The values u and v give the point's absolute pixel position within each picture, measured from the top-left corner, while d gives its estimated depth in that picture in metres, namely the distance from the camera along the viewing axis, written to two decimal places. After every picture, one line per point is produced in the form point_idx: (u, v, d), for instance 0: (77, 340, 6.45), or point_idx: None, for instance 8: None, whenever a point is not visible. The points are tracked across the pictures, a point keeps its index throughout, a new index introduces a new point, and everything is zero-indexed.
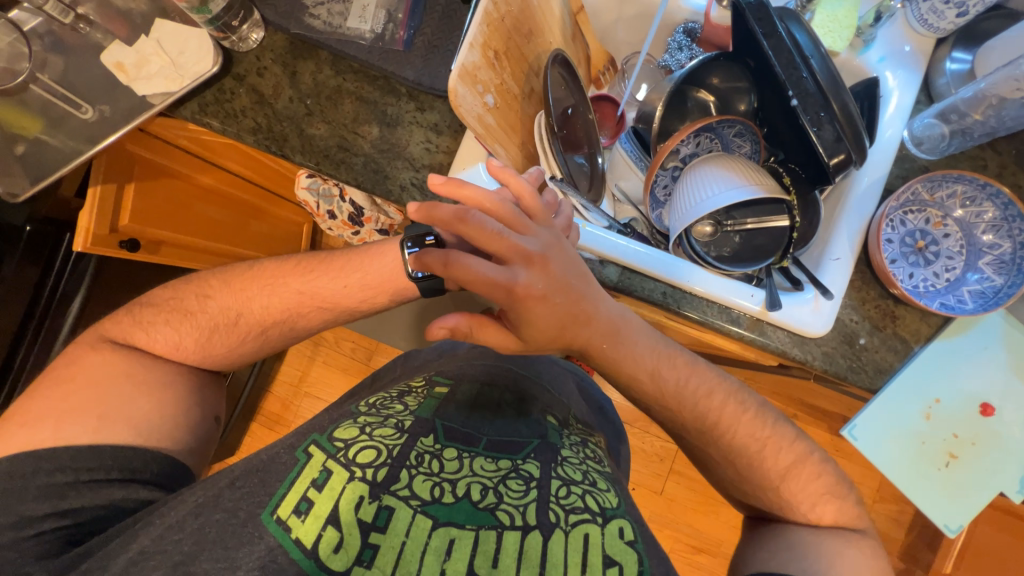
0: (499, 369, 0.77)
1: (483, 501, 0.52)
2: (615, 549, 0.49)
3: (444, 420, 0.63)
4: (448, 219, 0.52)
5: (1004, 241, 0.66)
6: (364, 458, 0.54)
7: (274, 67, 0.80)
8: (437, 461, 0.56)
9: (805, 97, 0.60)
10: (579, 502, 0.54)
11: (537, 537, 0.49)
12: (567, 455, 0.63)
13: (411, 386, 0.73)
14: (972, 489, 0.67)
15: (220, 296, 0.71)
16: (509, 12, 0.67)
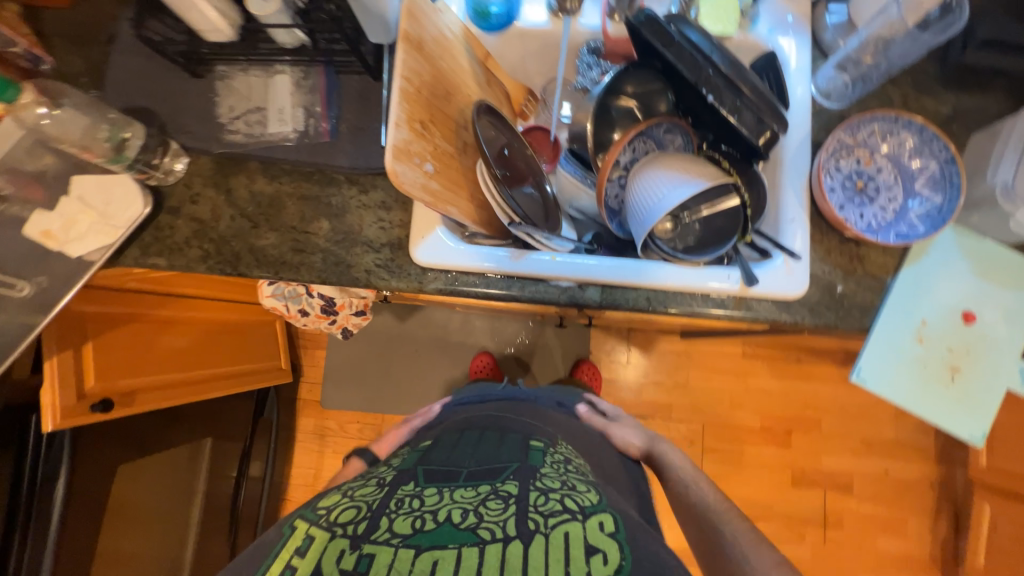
0: (477, 420, 0.84)
1: (464, 522, 0.56)
2: (597, 539, 0.53)
3: (426, 465, 0.69)
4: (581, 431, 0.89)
5: (931, 162, 0.71)
6: (344, 517, 0.59)
7: (207, 191, 0.79)
8: (417, 499, 0.60)
9: (718, 91, 0.63)
10: (557, 505, 0.58)
11: (519, 543, 0.52)
12: (548, 469, 0.66)
13: (401, 453, 0.78)
14: (982, 396, 0.69)
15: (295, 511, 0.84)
16: (423, 82, 0.68)
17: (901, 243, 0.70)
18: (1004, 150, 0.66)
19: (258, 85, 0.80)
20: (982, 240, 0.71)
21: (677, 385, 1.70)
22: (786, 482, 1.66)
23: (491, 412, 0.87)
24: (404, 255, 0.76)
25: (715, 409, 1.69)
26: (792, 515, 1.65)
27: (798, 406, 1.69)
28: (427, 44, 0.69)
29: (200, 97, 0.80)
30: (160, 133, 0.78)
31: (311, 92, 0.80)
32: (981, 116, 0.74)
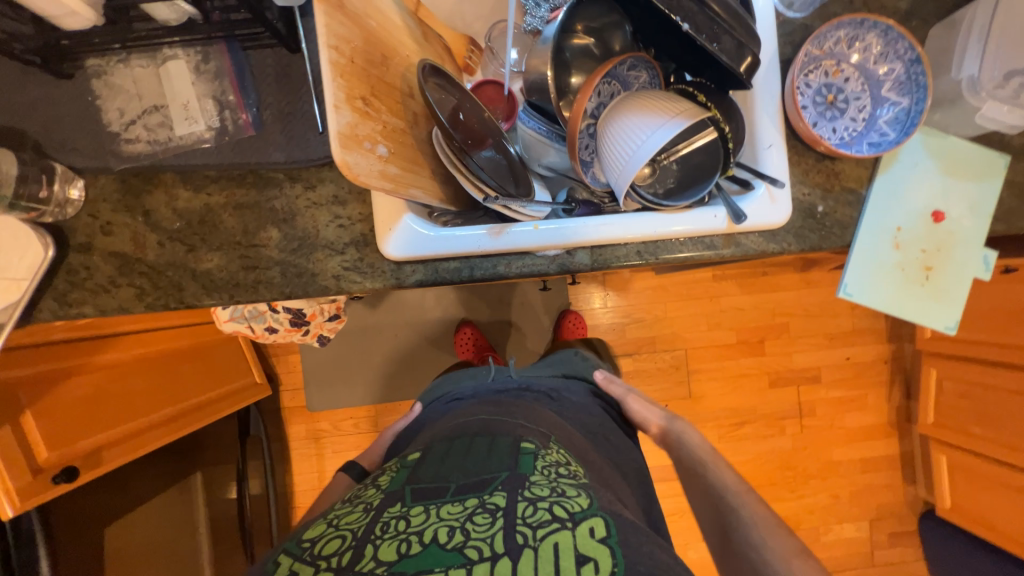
0: (469, 421, 0.78)
1: (451, 542, 0.55)
2: (587, 547, 0.52)
3: (413, 484, 0.65)
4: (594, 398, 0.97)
5: (896, 64, 0.69)
6: (329, 548, 0.58)
7: (120, 217, 0.67)
8: (402, 521, 0.58)
9: (693, 18, 0.56)
10: (546, 513, 0.56)
11: (507, 562, 0.52)
12: (539, 473, 0.63)
13: (391, 466, 0.74)
14: (954, 290, 0.73)
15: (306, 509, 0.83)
16: (355, 49, 0.57)
17: (875, 154, 0.69)
18: (967, 42, 0.65)
19: (147, 77, 0.66)
20: (945, 138, 0.72)
21: (657, 318, 1.75)
22: (764, 386, 1.80)
23: (483, 412, 0.81)
24: (373, 252, 0.69)
25: (694, 333, 1.77)
26: (772, 413, 1.80)
27: (768, 315, 1.79)
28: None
29: (75, 103, 0.65)
30: (36, 157, 0.63)
31: (217, 78, 0.66)
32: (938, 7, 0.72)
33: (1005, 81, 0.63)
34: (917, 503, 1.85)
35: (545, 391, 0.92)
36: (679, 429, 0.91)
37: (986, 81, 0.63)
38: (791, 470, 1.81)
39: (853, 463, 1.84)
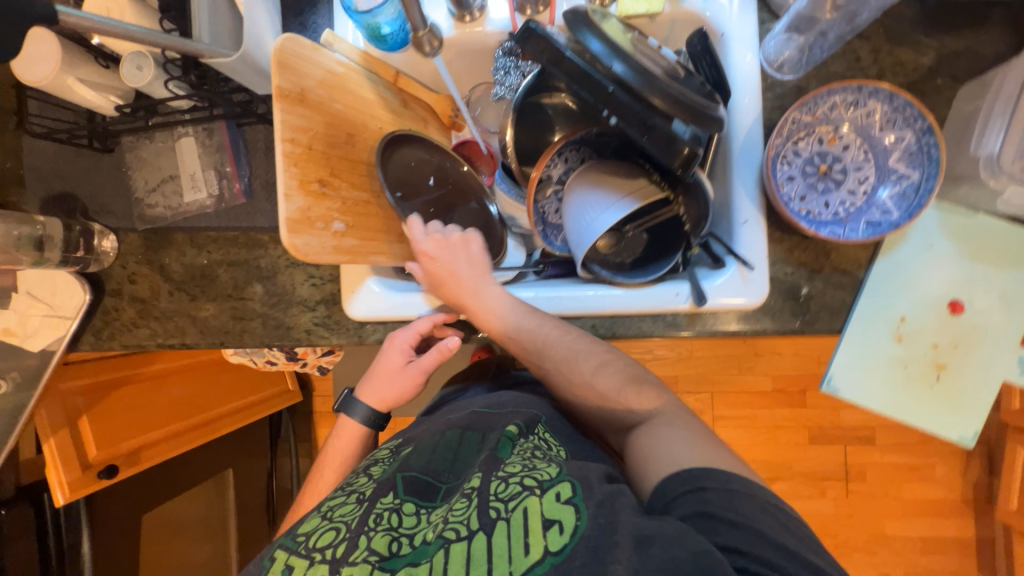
0: (460, 415, 0.66)
1: (434, 534, 0.46)
2: (554, 511, 0.44)
3: (406, 471, 0.55)
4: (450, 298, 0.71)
5: (906, 133, 0.60)
6: (324, 540, 0.48)
7: (142, 269, 0.79)
8: (395, 515, 0.49)
9: (619, 112, 0.56)
10: (516, 485, 0.47)
11: (482, 540, 0.43)
12: (520, 451, 0.53)
13: (381, 455, 0.64)
14: (969, 395, 0.63)
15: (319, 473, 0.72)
16: (313, 136, 0.62)
17: (870, 238, 0.60)
18: (993, 111, 0.55)
19: (165, 151, 0.77)
20: (972, 216, 0.61)
21: (682, 358, 1.65)
22: (804, 441, 1.62)
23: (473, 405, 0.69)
24: (340, 310, 0.74)
25: (723, 376, 1.63)
26: (813, 472, 1.62)
27: (812, 363, 1.60)
28: (310, 91, 0.62)
29: (114, 174, 0.78)
30: (82, 219, 0.77)
31: (218, 151, 0.75)
32: (969, 62, 0.62)
33: None
34: None
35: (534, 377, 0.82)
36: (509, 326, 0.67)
37: (1008, 162, 0.53)
38: (833, 538, 1.62)
39: (912, 539, 1.59)
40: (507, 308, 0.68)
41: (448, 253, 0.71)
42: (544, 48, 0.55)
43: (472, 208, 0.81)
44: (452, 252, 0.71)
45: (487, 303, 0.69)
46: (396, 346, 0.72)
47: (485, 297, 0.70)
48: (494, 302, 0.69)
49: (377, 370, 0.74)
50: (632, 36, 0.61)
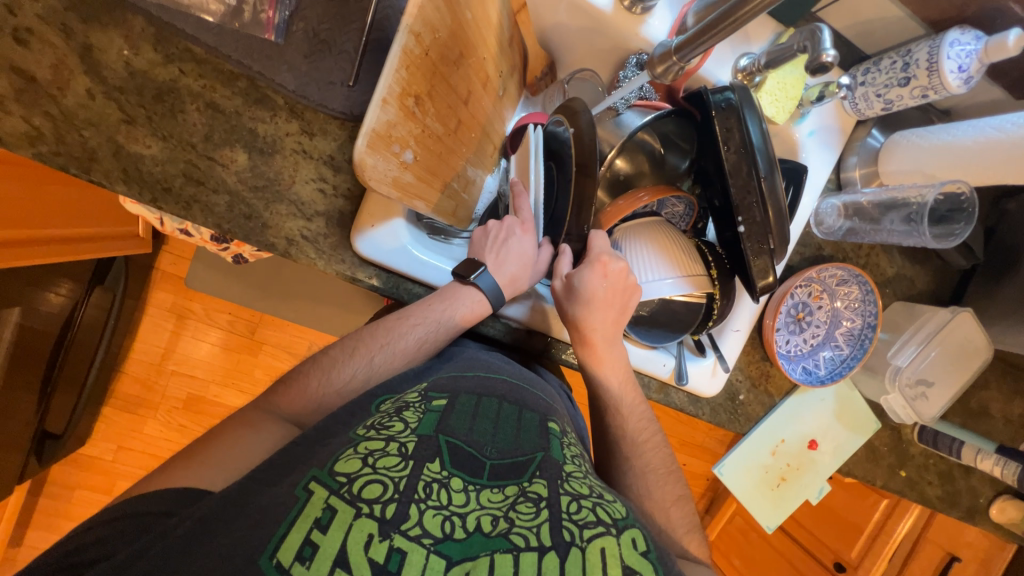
0: (495, 378, 0.53)
1: (496, 530, 0.36)
2: (633, 560, 0.36)
3: (450, 435, 0.43)
4: (590, 301, 0.58)
5: (856, 320, 0.79)
6: (370, 492, 0.36)
7: (48, 34, 0.50)
8: (445, 491, 0.38)
9: (750, 227, 0.57)
10: (590, 513, 0.39)
11: (554, 561, 0.34)
12: (574, 463, 0.46)
13: (407, 396, 0.48)
14: (789, 502, 0.87)
15: (384, 345, 0.55)
16: (433, 41, 0.48)
17: (801, 381, 0.78)
18: (913, 337, 0.76)
19: None
20: (851, 388, 0.84)
21: None
22: None
23: (512, 368, 0.57)
24: (341, 235, 0.61)
25: None
26: None
27: None
28: None
29: None
30: None
31: None
32: (908, 287, 0.82)
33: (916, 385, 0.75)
34: None
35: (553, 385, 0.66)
36: (608, 373, 0.61)
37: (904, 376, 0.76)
38: None
39: None
40: (625, 377, 0.61)
41: (618, 289, 0.59)
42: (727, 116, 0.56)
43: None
44: (619, 294, 0.59)
45: (613, 354, 0.61)
46: (526, 237, 0.60)
47: (613, 354, 0.61)
48: (619, 359, 0.61)
49: (492, 256, 0.58)
50: None
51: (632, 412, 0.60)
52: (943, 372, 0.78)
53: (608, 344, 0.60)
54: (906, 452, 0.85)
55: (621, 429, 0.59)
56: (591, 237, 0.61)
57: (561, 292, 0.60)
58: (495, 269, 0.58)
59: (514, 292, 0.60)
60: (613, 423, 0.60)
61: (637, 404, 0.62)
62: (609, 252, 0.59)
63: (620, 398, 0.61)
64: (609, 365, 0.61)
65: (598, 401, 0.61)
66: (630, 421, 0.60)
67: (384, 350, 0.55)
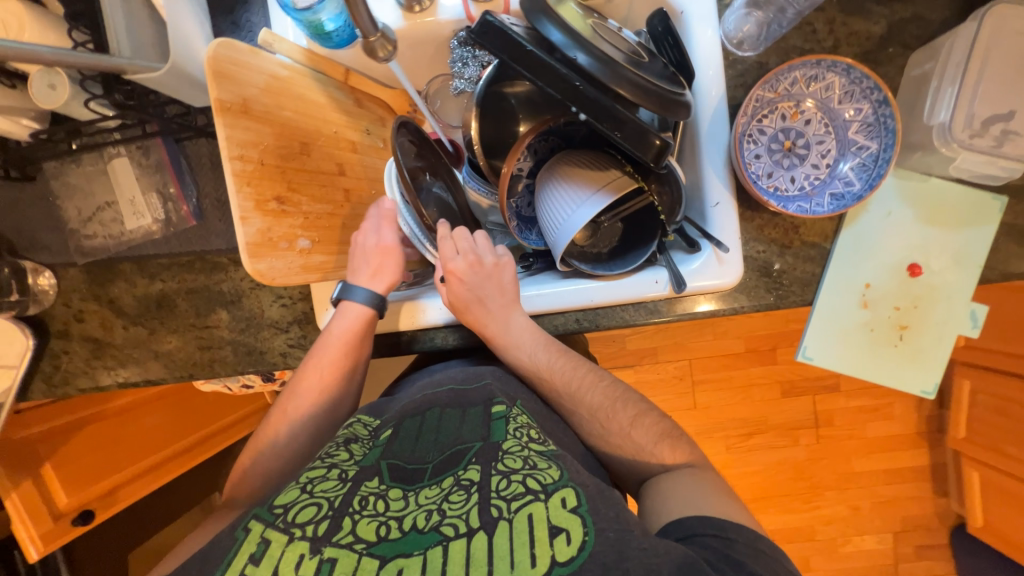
0: (438, 391, 0.64)
1: (428, 524, 0.45)
2: (560, 518, 0.43)
3: (391, 459, 0.53)
4: (467, 300, 0.65)
5: (863, 105, 0.61)
6: (304, 515, 0.45)
7: (89, 305, 0.72)
8: (381, 501, 0.47)
9: (591, 110, 0.51)
10: (519, 485, 0.46)
11: (481, 538, 0.42)
12: (512, 440, 0.53)
13: (354, 429, 0.59)
14: (930, 351, 0.67)
15: (308, 376, 0.64)
16: (264, 149, 0.57)
17: (835, 211, 0.62)
18: (943, 79, 0.57)
19: (97, 175, 0.70)
20: (926, 181, 0.64)
21: (661, 330, 1.62)
22: (778, 395, 1.64)
23: (454, 378, 0.67)
24: (314, 329, 0.71)
25: (698, 342, 1.62)
26: (789, 424, 1.65)
27: (780, 321, 1.62)
28: (254, 100, 0.56)
29: (42, 203, 0.70)
30: (8, 257, 0.70)
31: (158, 171, 0.69)
32: (920, 29, 0.63)
33: (985, 128, 0.55)
34: (950, 516, 1.67)
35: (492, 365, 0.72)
36: (518, 354, 0.65)
37: (959, 129, 0.55)
38: (807, 482, 1.66)
39: (876, 473, 1.66)
40: (537, 345, 0.65)
41: (482, 278, 0.64)
42: (503, 41, 0.51)
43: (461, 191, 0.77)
44: (486, 281, 0.65)
45: (515, 336, 0.65)
46: (366, 237, 0.65)
47: (515, 331, 0.65)
48: (523, 338, 0.65)
49: (349, 270, 0.66)
50: (592, 21, 0.55)
51: (584, 366, 0.66)
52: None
53: (506, 326, 0.65)
54: None
55: (575, 388, 0.64)
56: (438, 244, 0.66)
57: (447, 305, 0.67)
58: (354, 279, 0.65)
59: (385, 286, 0.65)
60: (552, 385, 0.65)
61: (570, 360, 0.66)
62: (450, 258, 0.65)
63: (544, 367, 0.65)
64: (517, 347, 0.65)
65: (565, 363, 0.65)
66: (562, 384, 0.64)
67: (306, 382, 0.64)
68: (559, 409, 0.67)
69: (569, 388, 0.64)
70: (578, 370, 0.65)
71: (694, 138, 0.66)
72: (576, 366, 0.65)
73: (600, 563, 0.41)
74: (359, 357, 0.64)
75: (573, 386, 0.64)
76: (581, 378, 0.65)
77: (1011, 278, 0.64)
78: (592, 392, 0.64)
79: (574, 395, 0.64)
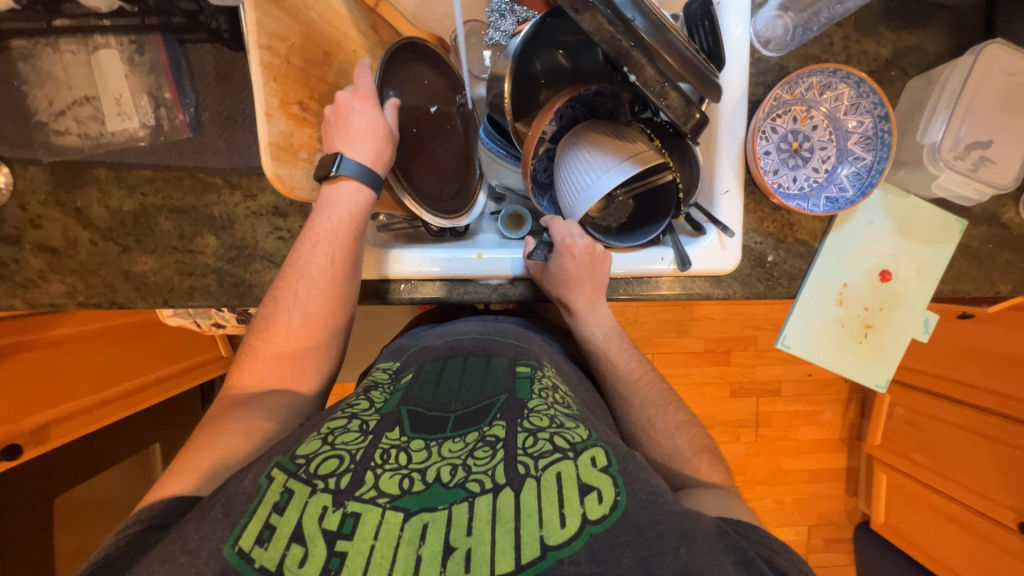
0: (460, 340, 0.65)
1: (454, 479, 0.42)
2: (591, 477, 0.42)
3: (411, 406, 0.52)
4: (570, 279, 0.67)
5: (866, 119, 0.67)
6: (326, 468, 0.43)
7: (50, 211, 0.64)
8: (403, 453, 0.45)
9: (640, 74, 0.54)
10: (547, 444, 0.44)
11: (509, 495, 0.40)
12: (537, 399, 0.52)
13: (376, 377, 0.60)
14: (890, 349, 0.75)
15: (305, 272, 0.59)
16: (291, 48, 0.52)
17: (829, 212, 0.68)
18: (938, 106, 0.65)
19: (76, 65, 0.63)
20: (905, 198, 0.71)
21: (628, 322, 1.68)
22: (726, 395, 1.76)
23: (478, 330, 0.68)
24: None
25: (662, 338, 1.70)
26: (733, 422, 1.78)
27: (737, 326, 1.72)
28: None
29: (3, 87, 0.61)
30: None
31: (152, 72, 0.64)
32: (919, 58, 0.69)
33: (965, 153, 0.64)
34: (856, 514, 1.87)
35: (519, 321, 0.77)
36: (592, 334, 0.72)
37: (945, 151, 0.64)
38: (742, 476, 1.80)
39: (801, 473, 1.82)
40: (611, 333, 0.72)
41: (588, 262, 0.67)
42: None
43: (458, 142, 0.74)
44: (589, 270, 0.67)
45: (598, 321, 0.71)
46: (367, 107, 0.56)
47: (597, 316, 0.71)
48: (603, 324, 0.71)
49: (335, 140, 0.56)
50: None
51: (622, 346, 0.72)
52: (1000, 125, 0.65)
53: (592, 309, 0.70)
54: (1012, 238, 0.71)
55: (618, 365, 0.70)
56: (550, 222, 0.69)
57: (538, 271, 0.69)
58: (348, 148, 0.55)
59: (384, 166, 0.58)
60: (602, 360, 0.72)
61: (626, 343, 0.73)
62: (570, 235, 0.66)
63: (610, 350, 0.71)
64: (591, 331, 0.71)
65: (606, 341, 0.72)
66: (618, 360, 0.71)
67: (305, 279, 0.59)
68: (563, 369, 0.67)
69: (609, 366, 0.71)
70: (624, 349, 0.72)
71: (715, 128, 0.68)
72: (620, 346, 0.72)
73: (634, 525, 0.39)
74: (355, 244, 0.59)
75: (620, 362, 0.71)
76: (610, 353, 0.71)
77: (961, 293, 0.73)
78: (633, 363, 0.71)
79: (611, 365, 0.71)
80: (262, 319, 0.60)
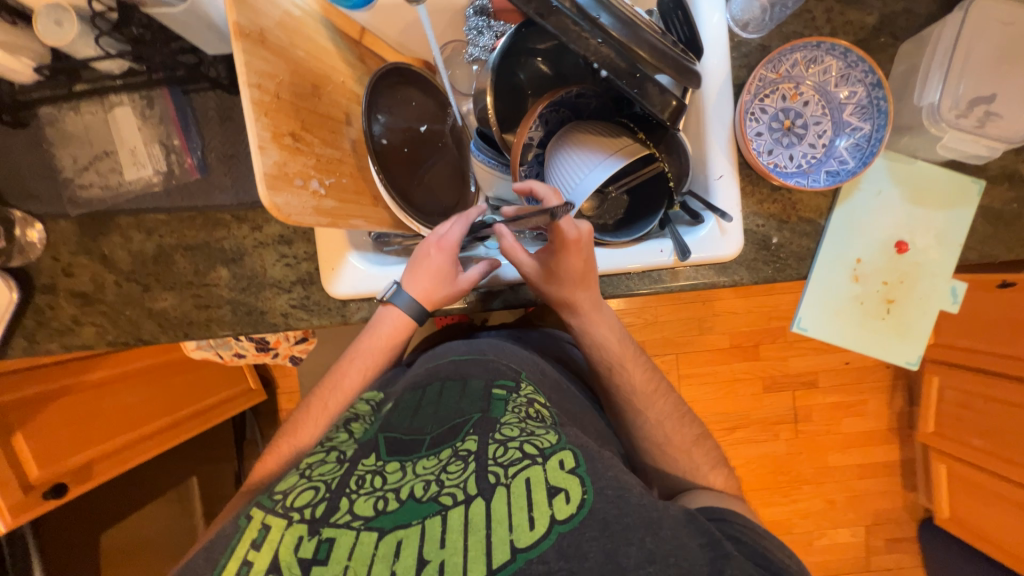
0: (440, 364, 0.63)
1: (426, 493, 0.42)
2: (558, 479, 0.42)
3: (388, 432, 0.51)
4: (574, 275, 0.63)
5: (857, 88, 0.66)
6: (302, 500, 0.43)
7: (79, 259, 0.69)
8: (378, 477, 0.45)
9: (610, 68, 0.55)
10: (515, 451, 0.45)
11: (480, 504, 0.41)
12: (510, 414, 0.51)
13: (357, 409, 0.58)
14: (916, 324, 0.71)
15: (341, 382, 0.66)
16: (279, 85, 0.55)
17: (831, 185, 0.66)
18: (938, 67, 0.61)
19: (97, 124, 0.69)
20: (912, 163, 0.68)
21: (648, 323, 1.65)
22: (758, 390, 1.68)
23: (460, 350, 0.66)
24: (318, 289, 0.70)
25: (684, 336, 1.65)
26: (768, 418, 1.70)
27: (762, 318, 1.66)
28: (270, 32, 0.55)
29: (35, 152, 0.68)
30: None
31: (161, 123, 0.69)
32: (908, 20, 0.67)
33: (968, 112, 0.61)
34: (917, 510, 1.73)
35: (507, 336, 0.77)
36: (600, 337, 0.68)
37: (949, 112, 0.61)
38: (786, 476, 1.71)
39: (851, 468, 1.71)
40: (615, 333, 0.68)
41: (588, 255, 0.62)
42: None
43: (451, 158, 0.76)
44: (586, 270, 0.63)
45: (603, 319, 0.68)
46: (442, 254, 0.65)
47: (602, 315, 0.67)
48: (609, 323, 0.68)
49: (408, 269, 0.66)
50: None
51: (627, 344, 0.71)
52: (993, 79, 0.63)
53: (596, 307, 0.66)
54: None
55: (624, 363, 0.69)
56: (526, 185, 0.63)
57: (538, 273, 0.63)
58: (408, 281, 0.65)
59: (433, 303, 0.66)
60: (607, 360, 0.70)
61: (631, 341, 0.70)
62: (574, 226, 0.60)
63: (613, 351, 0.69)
64: (596, 332, 0.68)
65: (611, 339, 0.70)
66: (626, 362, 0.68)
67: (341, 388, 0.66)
68: (557, 381, 0.66)
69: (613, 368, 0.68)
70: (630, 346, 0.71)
71: (699, 113, 0.68)
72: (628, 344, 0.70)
73: (600, 519, 0.41)
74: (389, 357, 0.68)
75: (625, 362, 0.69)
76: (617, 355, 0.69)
77: (990, 257, 0.68)
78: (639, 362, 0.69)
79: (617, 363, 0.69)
80: (290, 426, 0.65)
